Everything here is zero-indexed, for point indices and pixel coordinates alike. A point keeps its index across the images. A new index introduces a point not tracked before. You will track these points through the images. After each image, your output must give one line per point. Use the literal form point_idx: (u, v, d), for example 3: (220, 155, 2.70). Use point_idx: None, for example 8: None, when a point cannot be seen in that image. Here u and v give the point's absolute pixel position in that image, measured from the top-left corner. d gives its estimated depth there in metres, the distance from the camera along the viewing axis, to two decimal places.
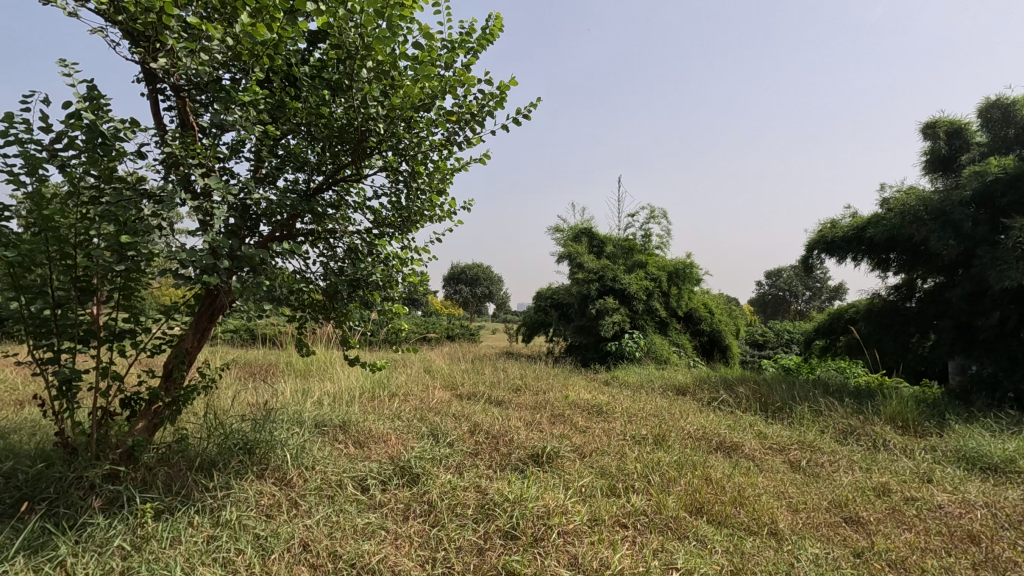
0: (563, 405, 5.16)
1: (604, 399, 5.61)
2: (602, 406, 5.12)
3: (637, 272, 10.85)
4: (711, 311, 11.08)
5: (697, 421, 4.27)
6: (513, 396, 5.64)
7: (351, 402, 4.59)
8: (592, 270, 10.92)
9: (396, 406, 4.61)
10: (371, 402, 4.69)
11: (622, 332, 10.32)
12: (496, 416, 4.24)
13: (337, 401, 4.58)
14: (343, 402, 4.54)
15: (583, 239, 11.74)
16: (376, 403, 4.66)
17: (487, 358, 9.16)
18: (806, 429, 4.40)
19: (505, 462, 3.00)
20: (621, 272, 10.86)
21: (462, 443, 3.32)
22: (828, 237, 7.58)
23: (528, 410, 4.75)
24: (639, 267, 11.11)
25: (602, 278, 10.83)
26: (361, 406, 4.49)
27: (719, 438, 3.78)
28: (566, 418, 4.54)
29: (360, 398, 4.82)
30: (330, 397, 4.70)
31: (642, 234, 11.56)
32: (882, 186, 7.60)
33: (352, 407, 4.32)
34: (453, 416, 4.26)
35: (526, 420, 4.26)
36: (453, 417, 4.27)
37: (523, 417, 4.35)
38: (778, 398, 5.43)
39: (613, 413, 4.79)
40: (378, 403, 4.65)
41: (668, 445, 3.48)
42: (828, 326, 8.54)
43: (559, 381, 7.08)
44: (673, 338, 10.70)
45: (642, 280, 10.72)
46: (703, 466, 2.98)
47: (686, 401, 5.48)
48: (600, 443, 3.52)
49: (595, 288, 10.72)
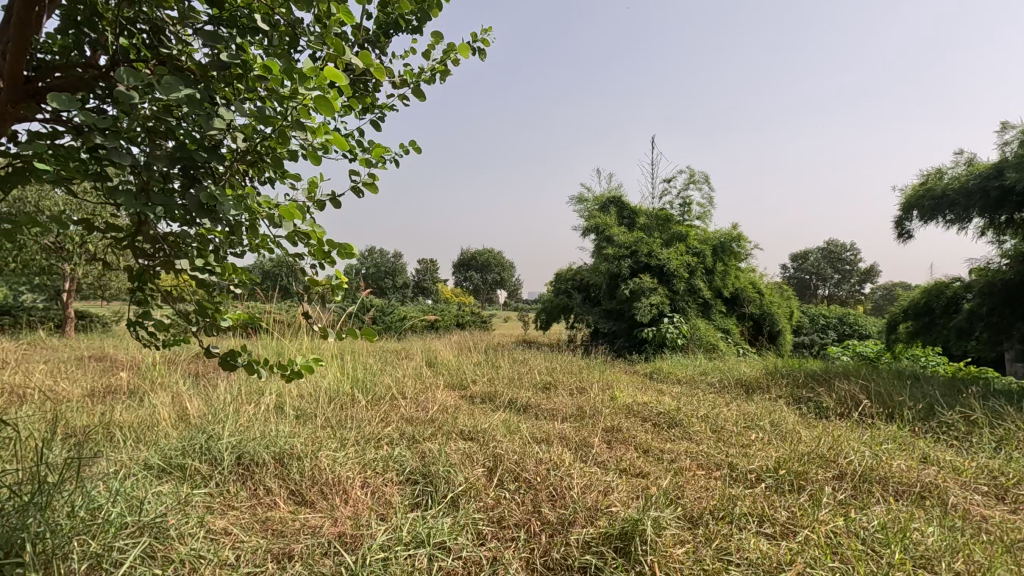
0: (614, 413, 3.69)
1: (665, 402, 4.13)
2: (671, 413, 3.65)
3: (677, 246, 9.27)
4: (761, 291, 9.49)
5: (836, 441, 2.77)
6: (544, 399, 4.19)
7: (311, 417, 3.16)
8: (622, 245, 9.37)
9: (373, 421, 3.15)
10: (339, 417, 3.24)
11: (660, 316, 8.80)
12: (521, 439, 2.75)
13: (289, 416, 3.14)
14: (299, 419, 3.10)
15: (610, 209, 10.17)
16: (349, 416, 3.22)
17: (504, 349, 7.71)
18: (992, 450, 2.89)
19: (557, 557, 1.56)
20: (657, 245, 9.29)
21: (473, 502, 1.88)
22: (936, 192, 5.94)
23: (571, 424, 3.29)
24: (678, 240, 9.53)
25: (636, 253, 9.29)
26: (324, 425, 3.04)
27: (896, 478, 2.29)
28: (625, 439, 3.07)
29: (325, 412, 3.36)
30: (282, 410, 3.25)
31: (681, 202, 9.95)
32: (1005, 124, 5.95)
33: (308, 426, 2.89)
34: (456, 439, 2.79)
35: (570, 444, 2.79)
36: (455, 440, 2.81)
37: (564, 440, 2.87)
38: (910, 398, 3.93)
39: (691, 429, 3.31)
40: (350, 418, 3.19)
41: (836, 502, 2.01)
42: (923, 307, 6.86)
43: (596, 376, 5.60)
44: (718, 323, 9.15)
45: (683, 255, 9.15)
46: (956, 574, 1.51)
47: (782, 405, 3.99)
48: (713, 496, 2.06)
49: (627, 265, 9.17)
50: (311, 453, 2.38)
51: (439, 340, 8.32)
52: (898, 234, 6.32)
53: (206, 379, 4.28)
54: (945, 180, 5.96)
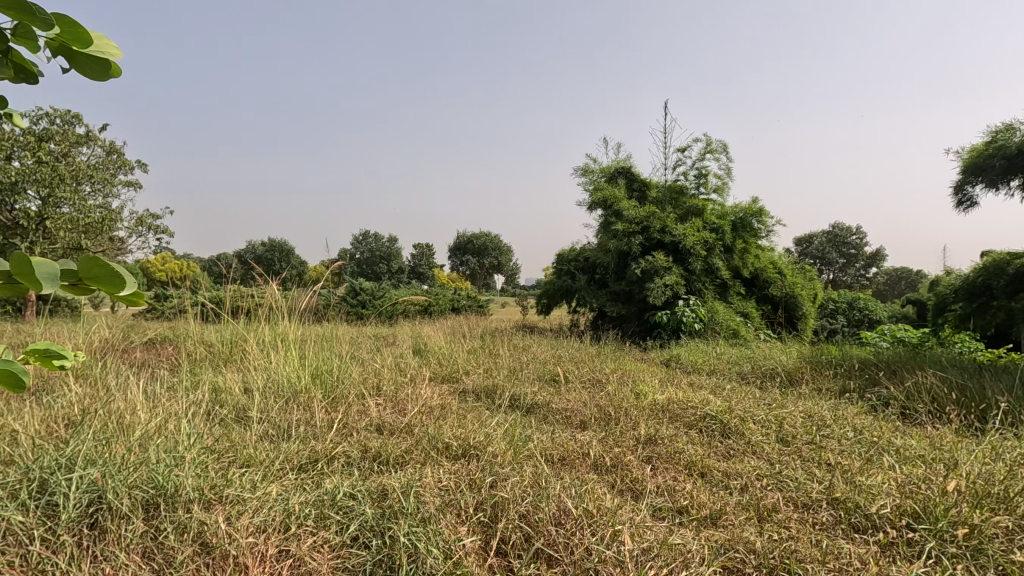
0: (645, 415, 2.87)
1: (703, 397, 3.32)
2: (719, 412, 2.85)
3: (693, 221, 8.40)
4: (783, 271, 8.65)
5: (977, 465, 1.97)
6: (555, 396, 3.37)
7: (244, 430, 2.34)
8: (632, 219, 8.49)
9: (329, 436, 2.33)
10: (285, 431, 2.43)
11: (674, 299, 7.97)
12: (530, 465, 1.94)
13: (212, 429, 2.31)
14: (226, 434, 2.27)
15: (618, 180, 9.29)
16: (295, 428, 2.40)
17: (502, 334, 6.88)
18: None
19: None
20: (671, 221, 8.41)
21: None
22: (1011, 149, 5.00)
23: (594, 434, 2.47)
24: (693, 215, 8.69)
25: (648, 229, 8.43)
26: (258, 441, 2.22)
27: None
28: (670, 457, 2.26)
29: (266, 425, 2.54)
30: (208, 421, 2.43)
31: (696, 173, 9.06)
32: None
33: (232, 448, 2.07)
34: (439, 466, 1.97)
35: (599, 473, 1.98)
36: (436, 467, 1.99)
37: (589, 467, 2.06)
38: (1017, 393, 3.09)
39: (754, 439, 2.50)
40: (298, 432, 2.37)
41: None
42: (979, 286, 6.00)
43: (611, 366, 4.78)
44: (737, 306, 8.31)
45: (699, 231, 8.27)
46: None
47: (853, 405, 3.17)
48: None
49: (638, 242, 8.31)
50: (210, 496, 1.55)
51: (431, 325, 7.50)
52: (956, 199, 5.53)
53: (138, 375, 3.46)
54: (1018, 138, 5.04)
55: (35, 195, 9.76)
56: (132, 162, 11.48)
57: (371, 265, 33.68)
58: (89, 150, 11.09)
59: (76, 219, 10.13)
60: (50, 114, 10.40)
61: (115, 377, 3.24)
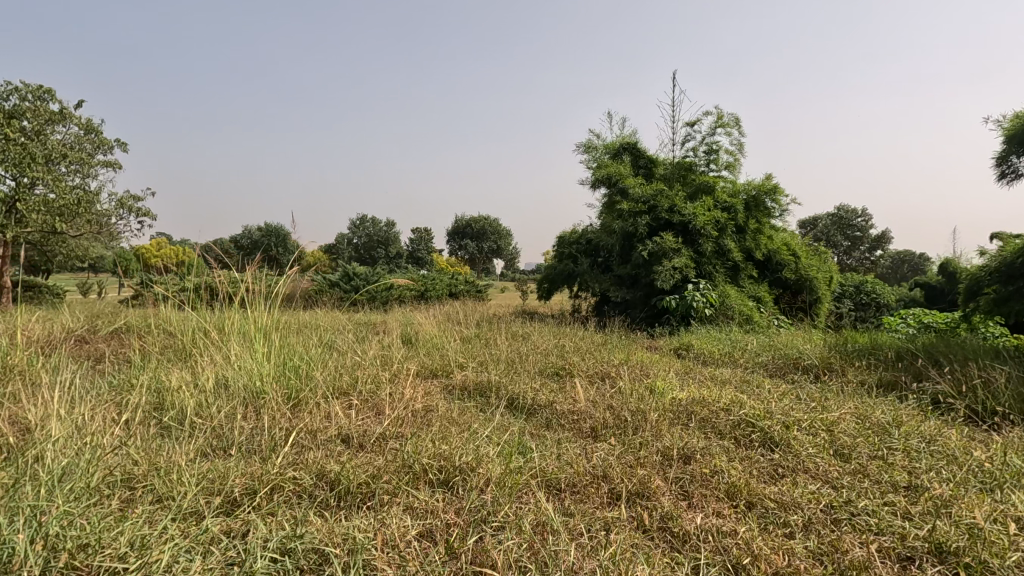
0: (667, 420, 2.42)
1: (731, 396, 2.86)
2: (755, 415, 2.39)
3: (703, 199, 7.86)
4: (798, 254, 8.16)
5: None
6: (558, 397, 2.91)
7: (176, 450, 1.89)
8: (638, 198, 7.97)
9: (279, 455, 1.88)
10: (229, 450, 1.98)
11: (683, 283, 7.48)
12: (531, 509, 1.48)
13: (135, 451, 1.86)
14: (149, 456, 1.82)
15: (624, 157, 8.75)
16: (241, 447, 1.95)
17: (500, 321, 6.43)
18: None
19: None
20: (680, 199, 7.88)
21: None
22: None
23: (608, 449, 2.01)
24: (703, 194, 8.15)
25: (655, 209, 7.90)
26: (187, 465, 1.76)
27: None
28: (705, 482, 1.81)
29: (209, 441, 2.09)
30: (133, 438, 1.98)
31: (705, 149, 8.51)
32: None
33: (146, 480, 1.62)
34: (413, 507, 1.51)
35: (621, 514, 1.52)
36: (408, 507, 1.54)
37: (607, 506, 1.61)
38: None
39: (805, 454, 2.04)
40: (244, 452, 1.92)
41: None
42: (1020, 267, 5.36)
43: (620, 357, 4.31)
44: (749, 290, 7.83)
45: (710, 210, 7.75)
46: None
47: (908, 406, 2.70)
48: None
49: (645, 222, 7.80)
50: (72, 568, 1.10)
51: (424, 312, 7.03)
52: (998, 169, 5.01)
53: (78, 373, 3.00)
54: None
55: (6, 175, 9.25)
56: (111, 142, 10.94)
57: (369, 250, 33.17)
58: (64, 128, 10.54)
59: (51, 201, 9.61)
60: (20, 88, 9.83)
61: (49, 380, 2.79)
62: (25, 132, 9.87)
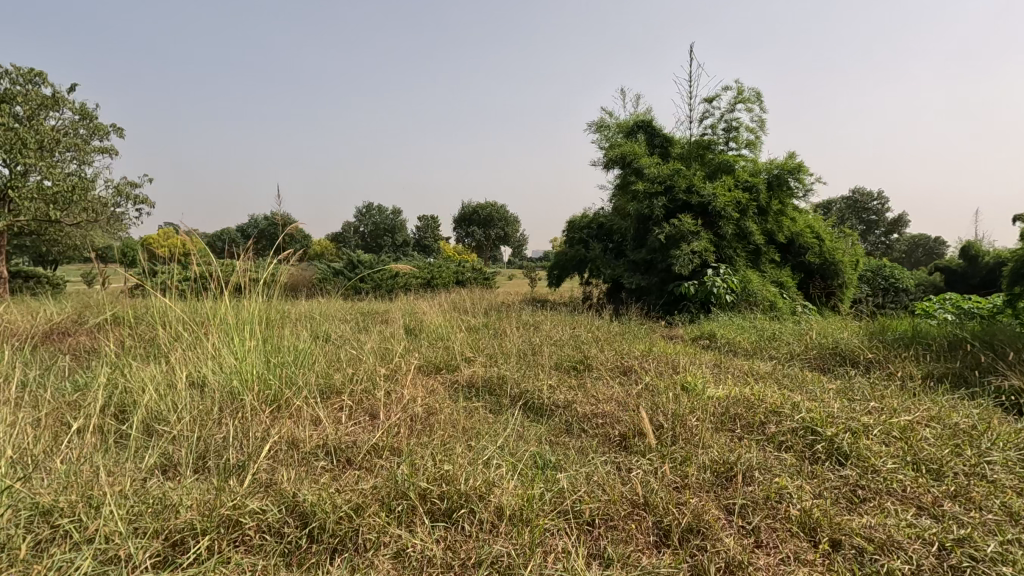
0: (708, 426, 2.06)
1: (775, 394, 2.49)
2: (814, 420, 2.02)
3: (723, 179, 7.42)
4: (823, 236, 7.72)
5: None
6: (579, 396, 2.56)
7: (124, 472, 1.57)
8: (654, 179, 7.54)
9: (250, 482, 1.55)
10: (192, 473, 1.65)
11: (703, 268, 7.09)
12: (561, 566, 1.14)
13: (76, 478, 1.54)
14: (91, 481, 1.50)
15: (638, 135, 8.31)
16: (203, 469, 1.63)
17: (510, 309, 6.08)
18: None
19: None
20: (699, 179, 7.45)
21: None
22: None
23: (645, 465, 1.66)
24: (723, 173, 7.71)
25: (672, 190, 7.48)
26: (135, 493, 1.44)
27: None
28: (772, 510, 1.46)
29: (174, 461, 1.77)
30: (79, 458, 1.66)
31: (725, 127, 8.04)
32: None
33: (73, 516, 1.30)
34: (407, 556, 1.18)
35: (676, 566, 1.18)
36: (400, 555, 1.20)
37: (654, 552, 1.26)
38: None
39: (885, 470, 1.67)
40: (208, 476, 1.60)
41: None
42: None
43: (641, 348, 3.94)
44: (770, 275, 7.41)
45: (731, 190, 7.31)
46: None
47: (985, 407, 2.32)
48: None
49: (661, 204, 7.39)
50: None
51: (430, 300, 6.70)
52: None
53: (46, 373, 2.70)
54: None
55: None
56: (107, 127, 10.63)
57: (375, 238, 32.87)
58: (58, 114, 10.25)
59: (46, 188, 9.33)
60: (11, 72, 9.53)
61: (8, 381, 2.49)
62: (18, 118, 9.59)
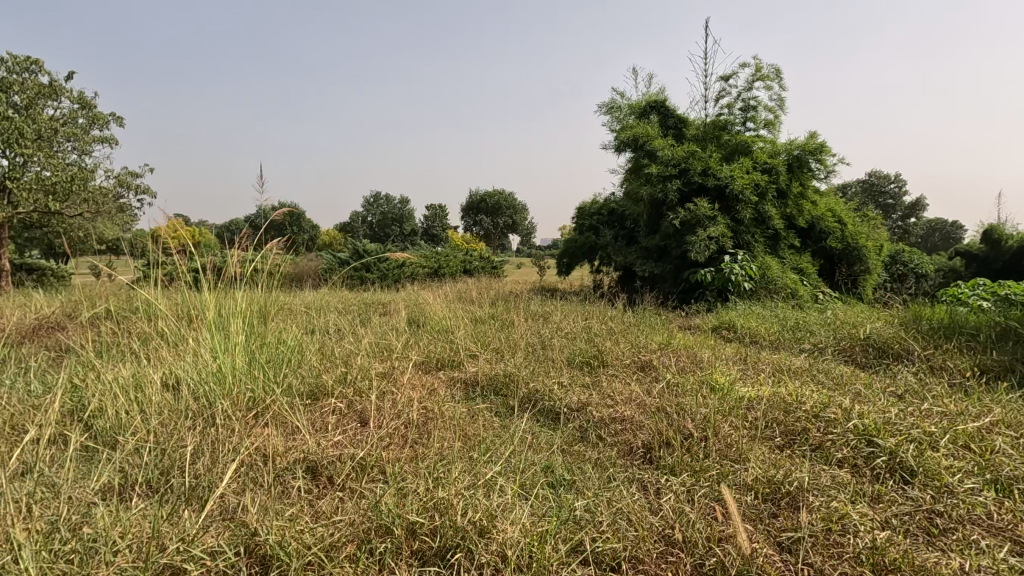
0: (741, 434, 1.80)
1: (812, 394, 2.22)
2: (868, 428, 1.75)
3: (741, 161, 7.08)
4: (845, 220, 7.37)
5: None
6: (594, 397, 2.30)
7: (67, 501, 1.34)
8: (668, 162, 7.21)
9: (212, 512, 1.32)
10: (149, 499, 1.42)
11: (720, 254, 6.78)
12: None
13: (13, 505, 1.32)
14: (28, 511, 1.28)
15: (651, 117, 7.97)
16: (160, 498, 1.40)
17: (519, 299, 5.83)
18: None
19: None
20: (716, 161, 7.11)
21: None
22: None
23: (678, 486, 1.41)
24: (740, 155, 7.35)
25: (686, 173, 7.15)
26: (75, 528, 1.22)
27: None
28: (835, 548, 1.20)
29: (132, 483, 1.54)
30: (23, 482, 1.45)
31: (742, 106, 7.67)
32: None
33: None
34: None
35: None
36: None
37: None
38: None
39: (962, 490, 1.41)
40: (165, 503, 1.37)
41: None
42: None
43: (659, 340, 3.67)
44: (790, 261, 7.08)
45: (749, 172, 6.96)
46: None
47: None
48: None
49: (676, 188, 7.07)
50: None
51: (435, 290, 6.45)
52: None
53: (18, 375, 2.50)
54: None
55: None
56: (106, 116, 10.43)
57: (383, 227, 32.69)
58: (56, 103, 10.05)
59: (45, 179, 9.16)
60: (6, 60, 9.31)
61: None
62: (16, 107, 9.40)
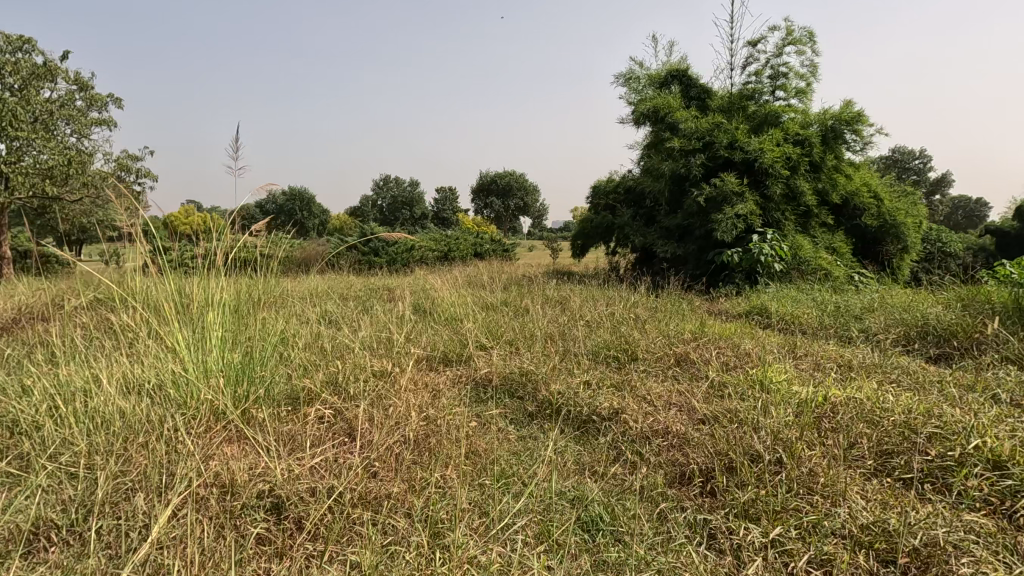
0: (823, 455, 1.42)
1: (896, 398, 1.81)
2: (995, 452, 1.35)
3: (771, 133, 6.56)
4: (882, 196, 6.83)
5: None
6: (629, 401, 1.93)
7: None
8: (691, 135, 6.72)
9: None
10: (70, 559, 1.09)
11: (747, 233, 6.31)
12: None
13: None
14: None
15: (672, 87, 7.47)
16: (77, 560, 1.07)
17: (534, 283, 5.45)
18: None
19: None
20: (743, 133, 6.60)
21: None
22: None
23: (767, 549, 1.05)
24: (769, 126, 6.83)
25: (711, 146, 6.66)
26: None
27: None
28: None
29: (56, 527, 1.22)
30: None
31: (771, 73, 7.13)
32: None
33: None
34: None
35: None
36: None
37: None
38: None
39: None
40: (76, 574, 1.03)
41: None
42: None
43: (691, 329, 3.27)
44: (822, 240, 6.59)
45: (780, 144, 6.45)
46: None
47: None
48: None
49: (700, 162, 6.59)
50: None
51: (444, 274, 6.09)
52: None
53: None
54: None
55: None
56: (104, 97, 10.10)
57: (394, 211, 32.35)
58: (52, 84, 9.73)
59: (43, 163, 8.89)
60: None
61: None
62: (11, 90, 9.10)
